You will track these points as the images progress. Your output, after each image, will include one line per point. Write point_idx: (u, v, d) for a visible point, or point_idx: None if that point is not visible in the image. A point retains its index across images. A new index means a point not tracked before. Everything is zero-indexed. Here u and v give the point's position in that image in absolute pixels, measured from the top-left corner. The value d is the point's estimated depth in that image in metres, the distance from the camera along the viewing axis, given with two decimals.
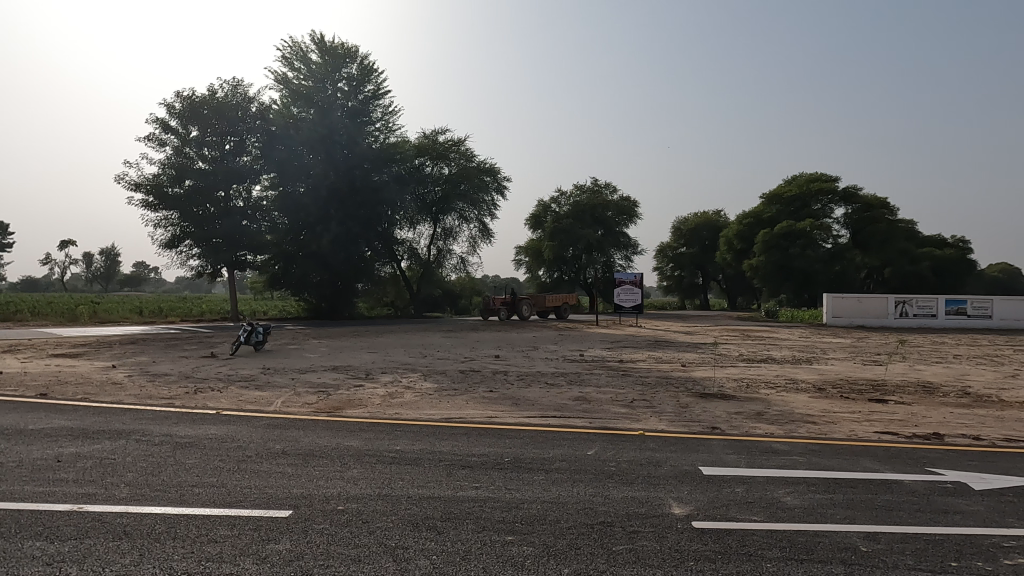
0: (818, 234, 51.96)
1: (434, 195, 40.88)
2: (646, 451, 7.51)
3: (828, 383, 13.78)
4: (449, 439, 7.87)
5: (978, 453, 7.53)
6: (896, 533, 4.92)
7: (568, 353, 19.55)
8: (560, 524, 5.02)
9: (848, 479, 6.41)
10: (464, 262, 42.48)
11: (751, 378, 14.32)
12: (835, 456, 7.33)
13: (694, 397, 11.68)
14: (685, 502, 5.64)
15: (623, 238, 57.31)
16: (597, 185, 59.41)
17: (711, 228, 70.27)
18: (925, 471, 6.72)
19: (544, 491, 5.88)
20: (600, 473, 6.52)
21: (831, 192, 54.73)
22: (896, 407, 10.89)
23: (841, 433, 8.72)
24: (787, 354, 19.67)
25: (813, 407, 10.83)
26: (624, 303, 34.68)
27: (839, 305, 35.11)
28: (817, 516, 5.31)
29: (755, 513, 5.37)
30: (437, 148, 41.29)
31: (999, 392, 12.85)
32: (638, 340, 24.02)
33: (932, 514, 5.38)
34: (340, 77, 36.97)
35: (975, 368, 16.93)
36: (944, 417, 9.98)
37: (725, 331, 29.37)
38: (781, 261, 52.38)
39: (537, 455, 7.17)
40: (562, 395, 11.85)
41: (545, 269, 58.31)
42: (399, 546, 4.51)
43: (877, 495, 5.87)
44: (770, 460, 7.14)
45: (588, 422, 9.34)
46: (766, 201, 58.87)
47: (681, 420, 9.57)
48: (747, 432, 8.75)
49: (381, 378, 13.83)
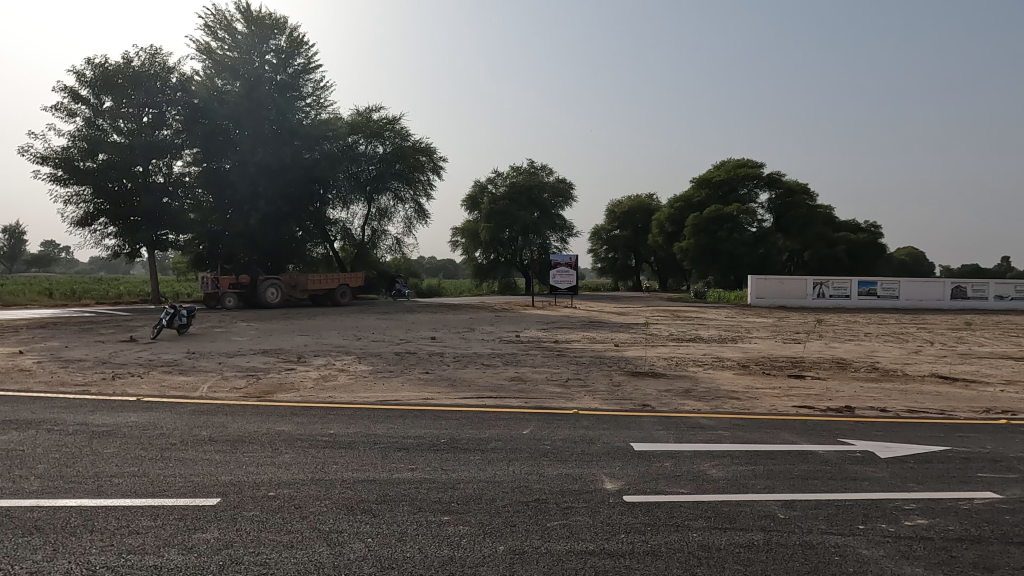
0: (744, 219, 53.84)
1: (368, 173, 39.79)
2: (580, 429, 7.67)
3: (751, 361, 14.41)
4: (383, 421, 7.81)
5: (882, 424, 8.10)
6: (810, 501, 5.24)
7: (504, 334, 19.66)
8: (495, 503, 5.09)
9: (769, 451, 6.74)
10: (399, 243, 41.88)
11: (680, 357, 14.84)
12: (756, 430, 7.71)
13: (626, 376, 12.02)
14: (617, 477, 5.83)
15: (558, 220, 57.90)
16: (533, 166, 59.38)
17: (643, 212, 71.91)
18: (837, 442, 7.16)
19: (481, 471, 5.93)
20: (536, 451, 6.62)
21: (755, 177, 56.80)
22: (812, 382, 11.55)
23: (763, 408, 9.17)
24: (714, 334, 20.39)
25: (737, 383, 11.35)
26: (560, 285, 35.10)
27: (763, 286, 36.50)
28: (740, 487, 5.59)
29: (683, 486, 5.60)
30: (372, 126, 40.27)
31: (903, 367, 13.82)
32: (572, 321, 24.41)
33: (843, 481, 5.75)
34: (268, 49, 35.30)
35: (884, 345, 18.11)
36: (855, 391, 10.67)
37: (657, 312, 30.24)
38: (709, 244, 54.33)
39: (473, 436, 7.20)
40: (498, 375, 11.92)
41: (481, 251, 58.09)
42: (333, 530, 4.46)
43: (795, 466, 6.21)
44: (697, 435, 7.43)
45: (524, 402, 9.45)
46: (696, 185, 60.46)
47: (614, 398, 9.83)
48: (676, 409, 9.08)
49: (313, 362, 13.52)
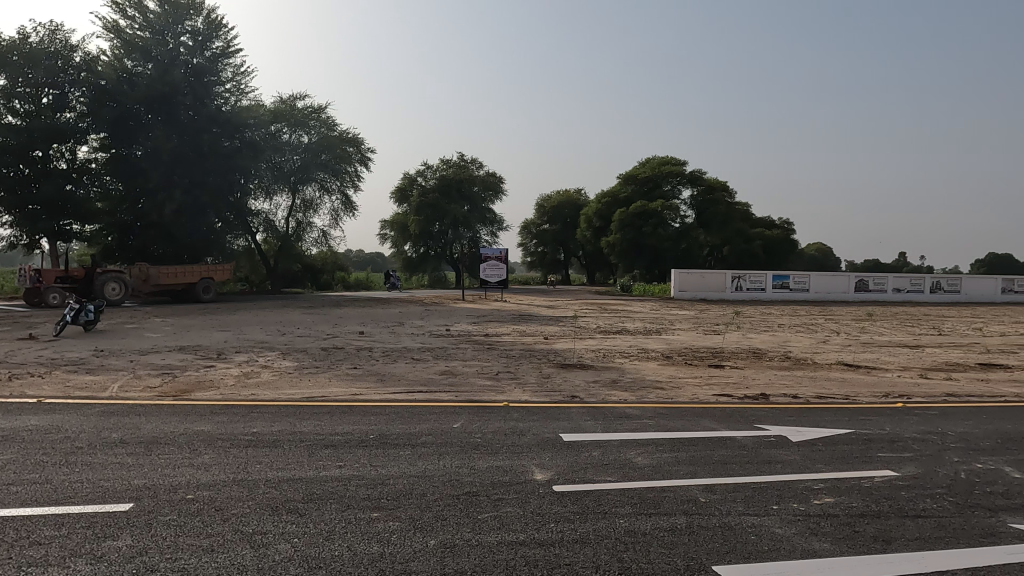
0: (668, 214, 55.51)
1: (292, 163, 38.51)
2: (510, 421, 7.74)
3: (674, 352, 14.96)
4: (310, 418, 7.61)
5: (794, 410, 8.59)
6: (729, 484, 5.49)
7: (434, 328, 19.52)
8: (426, 497, 5.07)
9: (690, 438, 7.02)
10: (325, 236, 40.79)
11: (607, 349, 15.21)
12: (679, 418, 8.02)
13: (555, 368, 12.21)
14: (546, 467, 5.91)
15: (488, 214, 58.04)
16: (463, 159, 59.22)
17: (572, 207, 73.01)
18: (753, 428, 7.54)
19: (411, 465, 5.87)
20: (466, 444, 6.63)
21: (679, 174, 58.75)
22: (730, 371, 12.11)
23: (686, 397, 9.55)
24: (639, 326, 20.97)
25: (661, 374, 11.77)
26: (490, 279, 35.14)
27: (685, 280, 37.76)
28: (665, 473, 5.80)
29: (610, 474, 5.75)
30: (296, 115, 38.96)
31: (812, 355, 14.71)
32: (502, 315, 24.54)
33: (759, 464, 6.07)
34: (183, 30, 33.49)
35: (795, 335, 19.20)
36: (769, 379, 11.27)
37: (584, 305, 30.82)
38: (635, 238, 55.73)
39: (402, 431, 7.12)
40: (428, 369, 11.84)
41: (410, 244, 57.44)
42: (257, 532, 4.31)
43: (715, 451, 6.49)
44: (623, 424, 7.66)
45: (454, 395, 9.43)
46: (622, 181, 61.88)
47: (543, 390, 9.96)
48: (604, 399, 9.30)
49: (234, 358, 12.99)
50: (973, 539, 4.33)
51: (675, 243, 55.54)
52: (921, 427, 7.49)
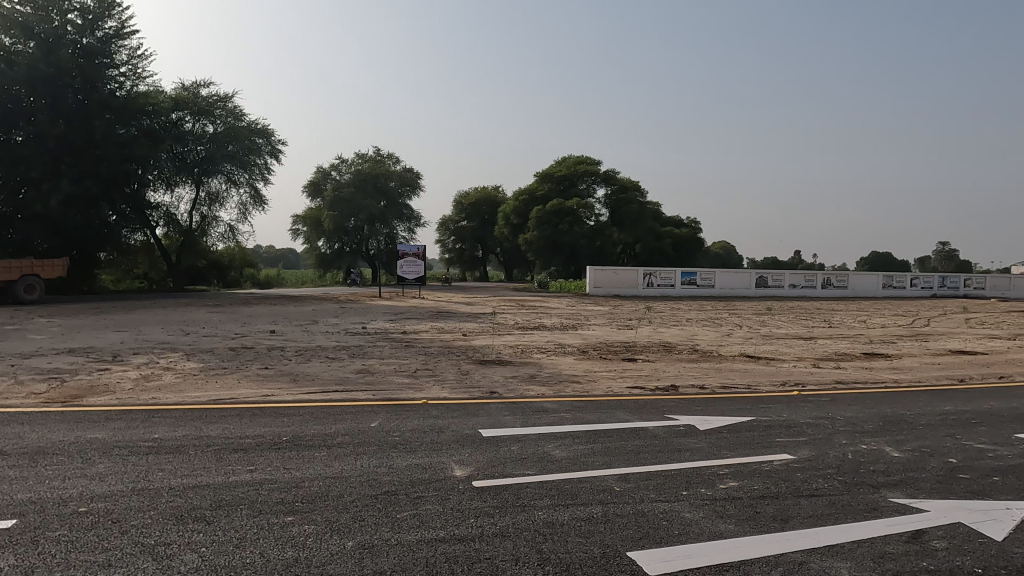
0: (584, 213, 56.78)
1: (196, 154, 36.42)
2: (428, 419, 7.68)
3: (590, 346, 15.35)
4: (217, 421, 7.26)
5: (702, 400, 9.02)
6: (643, 473, 5.70)
7: (350, 326, 19.09)
8: (342, 498, 4.96)
9: (606, 430, 7.22)
10: (232, 231, 38.91)
11: (525, 345, 15.39)
12: (594, 411, 8.24)
13: (474, 364, 12.23)
14: (465, 464, 5.92)
15: (406, 210, 57.30)
16: (379, 154, 58.15)
17: (489, 204, 73.23)
18: (665, 418, 7.86)
19: (327, 467, 5.72)
20: (384, 443, 6.54)
21: (594, 173, 60.27)
22: (642, 365, 12.55)
23: (601, 390, 9.83)
24: (556, 322, 21.34)
25: (577, 368, 12.05)
26: (407, 276, 34.68)
27: (599, 277, 38.76)
28: (581, 465, 5.94)
29: (528, 468, 5.83)
30: (200, 103, 36.87)
31: (718, 348, 15.49)
32: (420, 311, 24.32)
33: (669, 453, 6.33)
34: (70, 7, 30.83)
35: (701, 329, 20.16)
36: (678, 371, 11.78)
37: (502, 301, 31.01)
38: (552, 236, 56.59)
39: (317, 431, 6.93)
40: (344, 368, 11.57)
41: (324, 240, 55.85)
42: (160, 543, 4.08)
43: (628, 442, 6.72)
44: (541, 419, 7.79)
45: (371, 394, 9.27)
46: (539, 179, 62.72)
47: (462, 387, 9.96)
48: (522, 395, 9.41)
49: (132, 360, 12.18)
50: (860, 515, 4.71)
51: (590, 241, 56.85)
52: (813, 413, 8.06)
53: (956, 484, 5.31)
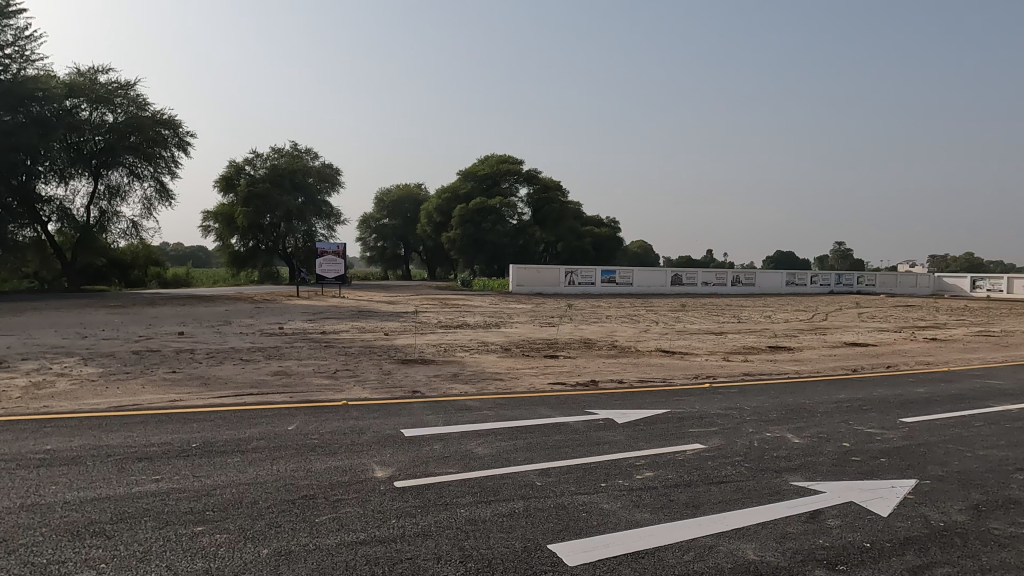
0: (507, 212, 57.19)
1: (93, 145, 33.97)
2: (349, 420, 7.52)
3: (513, 344, 15.49)
4: (120, 430, 6.82)
5: (621, 394, 9.30)
6: (563, 467, 5.82)
7: (265, 326, 18.38)
8: (257, 505, 4.78)
9: (528, 426, 7.32)
10: (136, 227, 36.58)
11: (448, 343, 15.33)
12: (516, 408, 8.33)
13: (396, 364, 12.07)
14: (387, 464, 5.85)
15: (324, 207, 55.81)
16: (297, 149, 56.29)
17: (411, 201, 72.47)
18: (584, 413, 8.05)
19: (240, 473, 5.50)
20: (302, 446, 6.35)
21: (516, 173, 60.89)
22: (564, 361, 12.80)
23: (524, 386, 9.95)
24: (479, 320, 21.38)
25: (500, 365, 12.13)
26: (327, 274, 33.77)
27: (522, 275, 39.10)
28: (503, 461, 6.00)
29: (451, 466, 5.83)
30: (97, 90, 34.34)
31: (636, 344, 16.01)
32: (341, 311, 23.72)
33: (589, 447, 6.49)
34: None
35: (620, 326, 20.77)
36: (598, 366, 12.09)
37: (425, 300, 30.74)
38: (475, 234, 56.61)
39: (230, 437, 6.65)
40: (259, 370, 11.14)
41: (238, 238, 53.67)
42: (54, 561, 3.80)
43: (550, 437, 6.84)
44: (464, 417, 7.80)
45: (288, 396, 8.98)
46: (462, 177, 62.63)
47: (384, 387, 9.83)
48: (445, 393, 9.37)
49: (21, 367, 11.22)
50: (763, 498, 5.01)
51: (513, 240, 57.29)
52: (723, 404, 8.49)
53: (849, 466, 5.74)
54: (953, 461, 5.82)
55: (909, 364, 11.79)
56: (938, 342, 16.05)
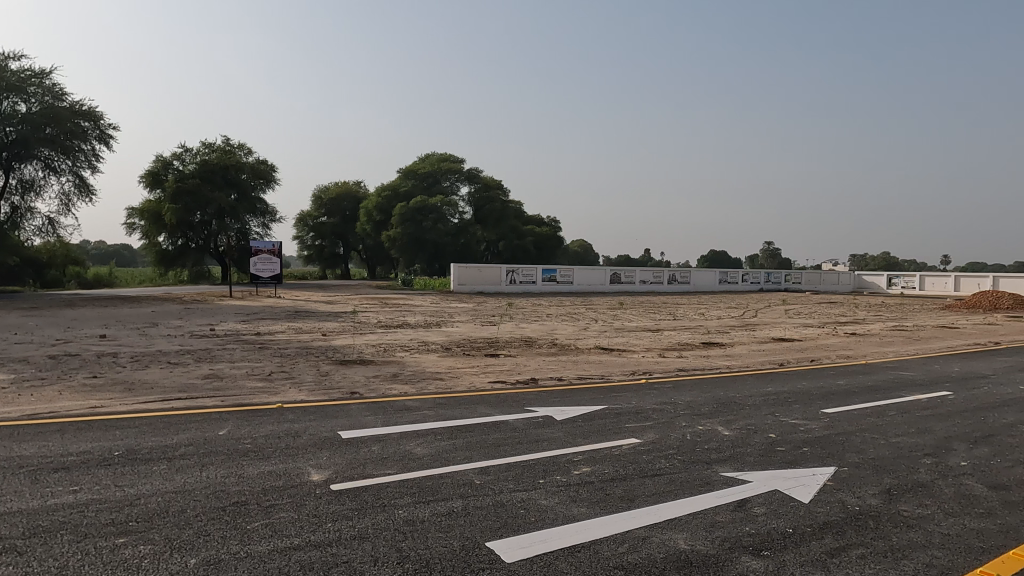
0: (447, 210, 56.83)
1: (4, 136, 31.81)
2: (283, 423, 7.34)
3: (454, 343, 15.44)
4: (34, 439, 6.43)
5: (560, 391, 9.43)
6: (502, 465, 5.86)
7: (196, 328, 17.67)
8: (184, 514, 4.61)
9: (468, 425, 7.34)
10: (52, 224, 34.44)
11: (388, 343, 15.14)
12: (456, 407, 8.33)
13: (334, 365, 11.83)
14: (323, 467, 5.74)
15: (259, 205, 54.04)
16: (229, 144, 54.31)
17: (350, 199, 71.08)
18: (524, 410, 8.13)
19: (167, 481, 5.29)
20: (233, 451, 6.15)
21: (456, 172, 60.74)
22: (504, 359, 12.86)
23: (464, 386, 9.94)
24: (420, 319, 21.21)
25: (440, 365, 12.07)
26: (262, 273, 32.76)
27: (463, 274, 38.96)
28: (442, 460, 5.98)
29: (389, 467, 5.76)
30: (9, 78, 32.09)
31: (576, 341, 16.26)
32: (276, 311, 23.06)
33: (528, 444, 6.56)
34: None
35: (560, 324, 21.02)
36: (538, 364, 12.21)
37: (365, 300, 30.22)
38: (415, 233, 55.98)
39: (157, 443, 6.38)
40: (188, 374, 10.71)
41: (166, 236, 51.34)
42: None
43: (490, 435, 6.87)
44: (403, 417, 7.73)
45: (220, 400, 8.67)
46: (402, 175, 61.87)
47: (321, 388, 9.63)
48: (384, 394, 9.26)
49: None
50: (695, 488, 5.19)
51: (454, 238, 56.96)
52: (658, 399, 8.73)
53: (774, 456, 6.01)
54: (869, 449, 6.17)
55: (831, 357, 12.44)
56: (856, 337, 16.99)
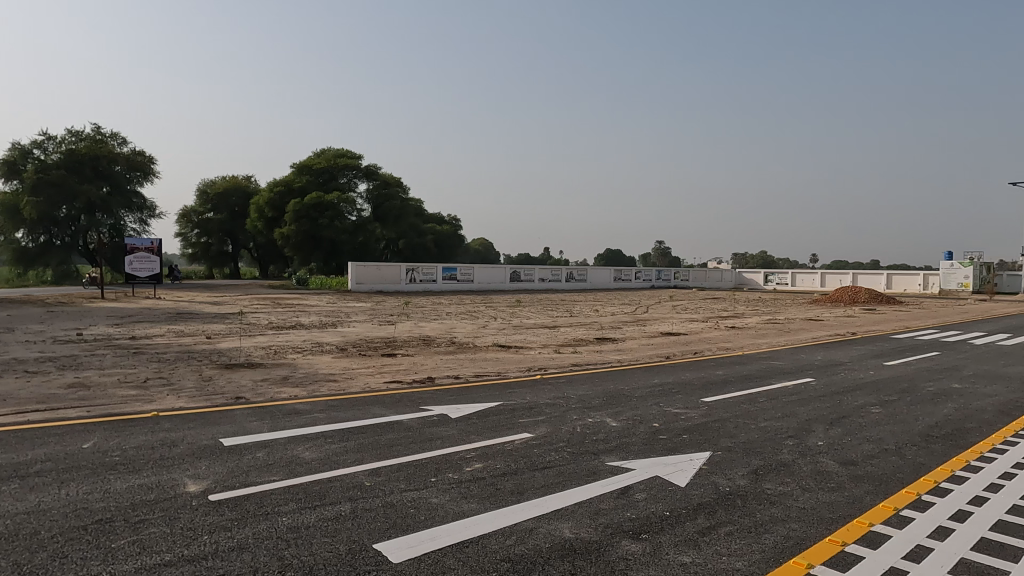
0: (345, 207, 55.16)
1: None
2: (158, 433, 6.86)
3: (349, 343, 15.05)
4: None
5: (457, 390, 9.44)
6: (393, 466, 5.79)
7: (60, 333, 16.13)
8: (40, 536, 4.21)
9: (360, 426, 7.20)
10: None
11: (279, 345, 14.50)
12: (349, 409, 8.13)
13: (218, 370, 11.20)
14: (201, 477, 5.43)
15: (136, 199, 50.31)
16: (101, 133, 50.22)
17: (240, 194, 67.06)
18: (419, 409, 8.08)
19: (20, 501, 4.81)
20: (99, 465, 5.69)
21: (353, 168, 59.27)
22: (402, 359, 12.71)
23: (358, 387, 9.72)
24: (314, 320, 20.51)
25: (334, 366, 11.73)
26: (138, 273, 30.40)
27: (361, 273, 37.96)
28: (331, 464, 5.84)
29: (274, 473, 5.55)
30: None
31: (474, 339, 16.31)
32: (155, 313, 21.49)
33: (421, 443, 6.53)
34: None
35: (459, 322, 21.01)
36: (436, 363, 12.15)
37: (255, 300, 28.76)
38: (310, 230, 53.92)
39: (8, 461, 5.78)
40: (48, 384, 9.75)
41: (25, 231, 46.53)
42: None
43: (383, 436, 6.77)
44: (292, 421, 7.45)
45: (85, 411, 7.97)
46: (296, 170, 59.35)
47: (203, 394, 9.08)
48: (273, 398, 8.89)
49: None
50: (582, 479, 5.37)
51: (352, 236, 55.42)
52: (552, 394, 8.95)
53: (655, 445, 6.33)
54: (740, 433, 6.64)
55: (713, 350, 13.27)
56: (736, 330, 18.22)
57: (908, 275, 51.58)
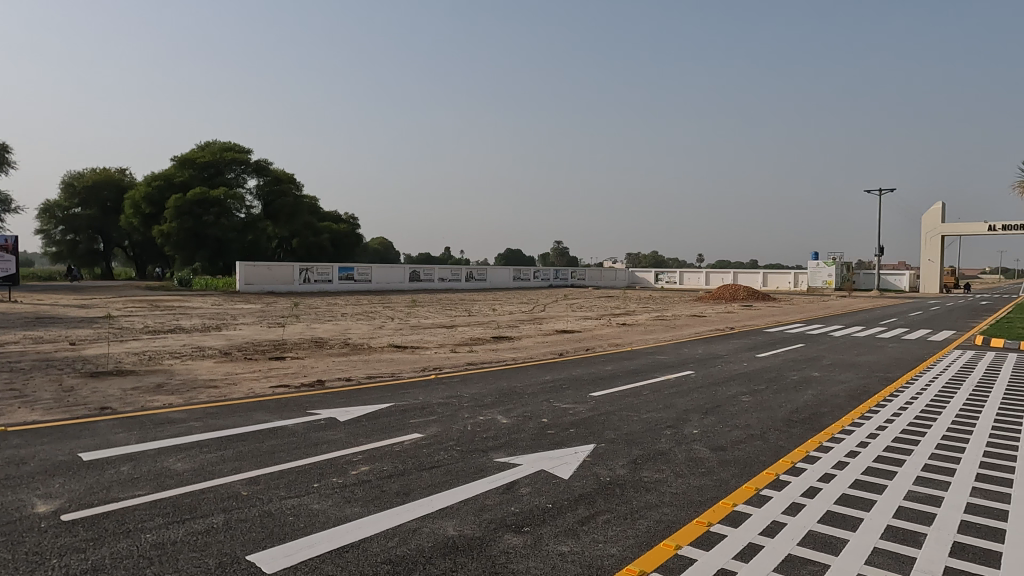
0: (232, 203, 52.32)
1: None
2: (3, 450, 6.18)
3: (234, 347, 14.28)
4: None
5: (347, 392, 9.21)
6: (273, 472, 5.56)
7: None
8: None
9: (240, 433, 6.85)
10: None
11: (154, 350, 13.51)
12: (229, 415, 7.72)
13: (82, 379, 10.27)
14: (53, 497, 4.96)
15: None
16: None
17: (112, 188, 61.44)
18: (306, 414, 7.81)
19: None
20: None
21: (241, 163, 56.50)
22: (291, 362, 12.23)
23: (241, 392, 9.25)
24: (196, 323, 19.27)
25: (216, 371, 11.09)
26: None
27: (250, 273, 35.89)
28: (205, 474, 5.52)
29: (139, 488, 5.17)
30: None
31: (369, 340, 15.97)
32: (9, 319, 19.37)
33: (305, 448, 6.32)
34: None
35: (354, 323, 20.50)
36: (327, 366, 11.79)
37: (129, 303, 26.63)
38: (194, 228, 50.58)
39: None
40: None
41: None
42: None
43: (264, 443, 6.48)
44: (164, 431, 6.97)
45: None
46: (177, 164, 55.55)
47: (62, 406, 8.28)
48: (145, 407, 8.27)
49: None
50: (468, 477, 5.39)
51: (241, 234, 52.71)
52: (445, 393, 8.93)
53: (543, 440, 6.46)
54: (623, 426, 6.91)
55: (603, 346, 13.76)
56: (625, 327, 18.99)
57: (779, 274, 55.92)
